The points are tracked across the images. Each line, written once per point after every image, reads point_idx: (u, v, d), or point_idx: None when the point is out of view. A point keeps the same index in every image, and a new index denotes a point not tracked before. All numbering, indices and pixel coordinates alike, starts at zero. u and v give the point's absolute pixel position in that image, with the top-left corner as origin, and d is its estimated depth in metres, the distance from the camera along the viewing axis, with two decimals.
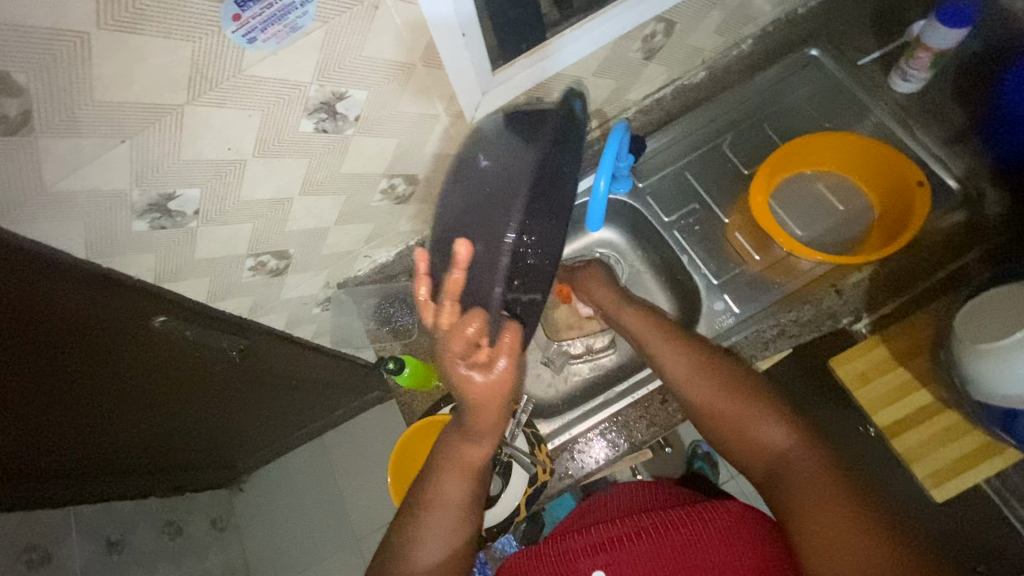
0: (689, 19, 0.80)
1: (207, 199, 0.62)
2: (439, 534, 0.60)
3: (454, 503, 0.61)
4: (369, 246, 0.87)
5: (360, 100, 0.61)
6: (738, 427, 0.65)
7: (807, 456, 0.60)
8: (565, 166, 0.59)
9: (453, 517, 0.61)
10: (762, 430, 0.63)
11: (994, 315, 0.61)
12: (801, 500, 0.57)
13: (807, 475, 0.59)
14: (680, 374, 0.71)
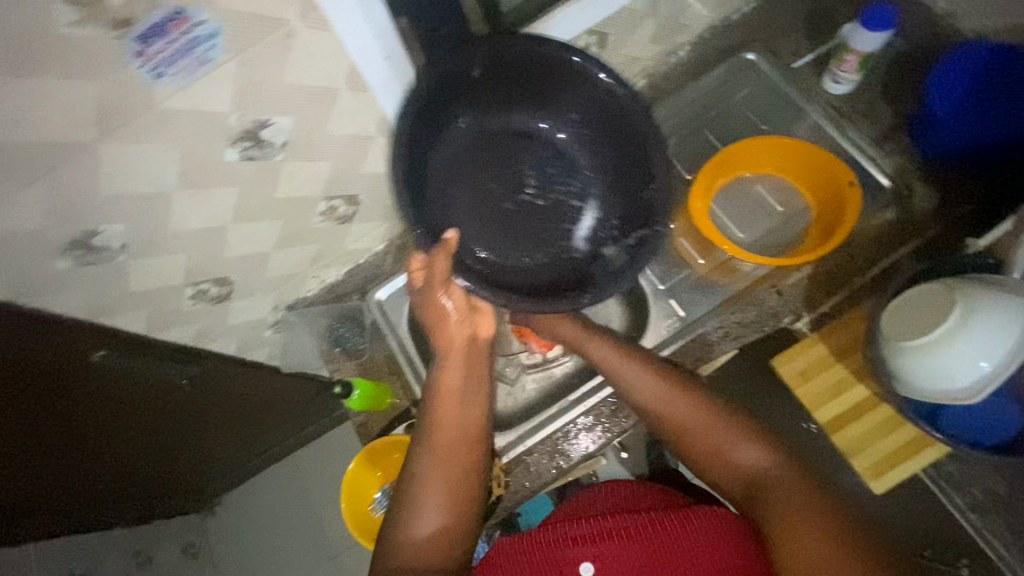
0: (621, 30, 0.81)
1: (135, 232, 0.61)
2: (431, 509, 0.60)
3: (442, 469, 0.62)
4: (316, 267, 0.87)
5: (286, 127, 0.61)
6: (718, 451, 0.67)
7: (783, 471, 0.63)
8: (530, 105, 0.74)
9: (446, 487, 0.61)
10: (740, 454, 0.66)
11: (898, 314, 0.64)
12: (786, 513, 0.59)
13: (787, 491, 0.61)
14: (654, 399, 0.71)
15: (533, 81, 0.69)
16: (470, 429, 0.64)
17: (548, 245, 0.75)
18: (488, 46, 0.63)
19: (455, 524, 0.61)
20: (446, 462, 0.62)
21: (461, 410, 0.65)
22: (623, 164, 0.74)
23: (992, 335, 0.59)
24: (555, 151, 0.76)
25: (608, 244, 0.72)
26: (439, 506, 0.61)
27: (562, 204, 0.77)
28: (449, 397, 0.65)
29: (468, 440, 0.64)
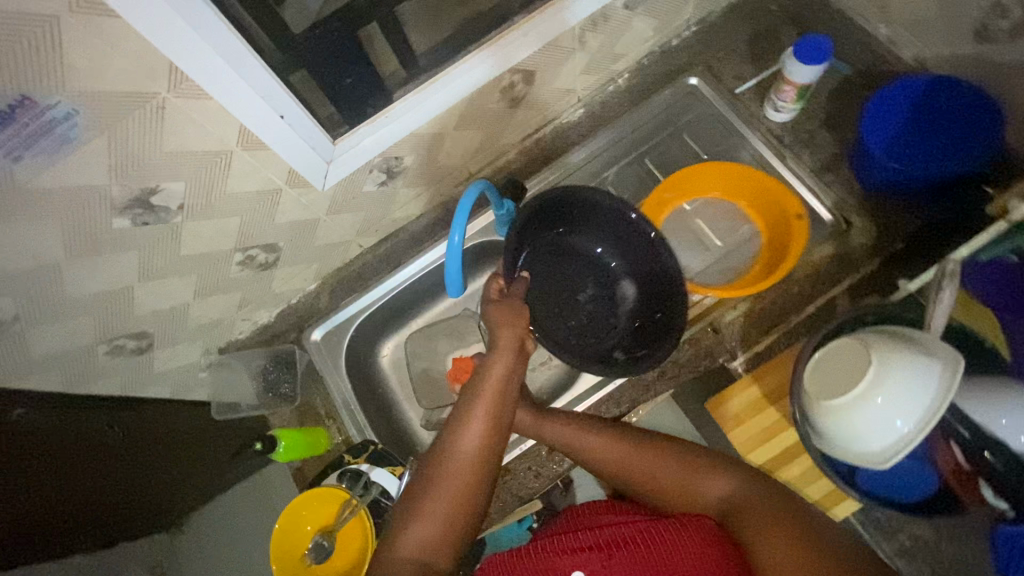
0: (549, 65, 0.78)
1: (26, 305, 0.59)
2: (452, 496, 0.60)
3: (464, 469, 0.61)
4: (245, 311, 0.86)
5: (178, 191, 0.59)
6: (685, 481, 0.68)
7: (750, 493, 0.65)
8: (628, 249, 0.84)
9: (461, 488, 0.61)
10: (711, 486, 0.67)
11: (829, 371, 0.62)
12: (765, 530, 0.60)
13: (762, 515, 0.62)
14: (610, 452, 0.72)
15: (599, 220, 0.84)
16: (500, 435, 0.64)
17: (583, 338, 0.86)
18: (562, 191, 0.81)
19: (458, 530, 0.60)
20: (468, 462, 0.61)
21: (497, 416, 0.64)
22: (650, 296, 0.83)
23: (915, 361, 0.58)
24: (608, 279, 0.87)
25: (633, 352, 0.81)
26: (448, 510, 0.60)
27: (602, 311, 0.87)
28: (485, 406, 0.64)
29: (495, 444, 0.63)
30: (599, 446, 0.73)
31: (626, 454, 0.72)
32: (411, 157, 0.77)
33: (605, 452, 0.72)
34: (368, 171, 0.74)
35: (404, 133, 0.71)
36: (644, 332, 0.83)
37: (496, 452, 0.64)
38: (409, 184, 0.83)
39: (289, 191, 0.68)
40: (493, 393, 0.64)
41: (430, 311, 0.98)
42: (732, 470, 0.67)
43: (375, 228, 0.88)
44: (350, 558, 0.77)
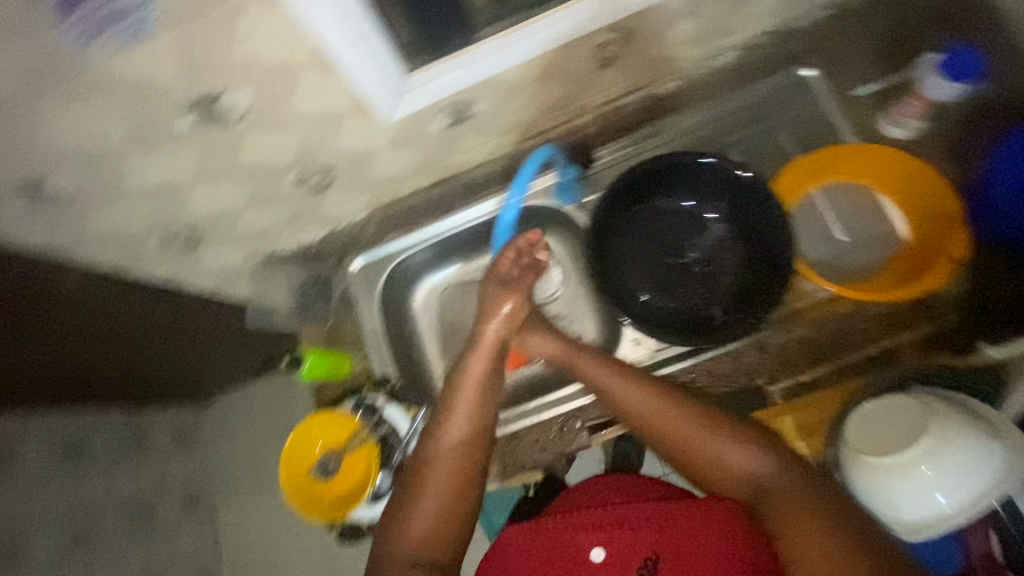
0: (652, 29, 0.70)
1: (86, 183, 0.60)
2: (431, 505, 0.68)
3: (450, 461, 0.70)
4: (292, 227, 0.85)
5: (243, 99, 0.57)
6: (711, 451, 0.64)
7: (780, 472, 0.61)
8: (746, 214, 0.79)
9: (450, 478, 0.69)
10: (745, 459, 0.63)
11: (872, 427, 0.58)
12: (791, 516, 0.57)
13: (788, 498, 0.59)
14: (645, 408, 0.67)
15: (716, 182, 0.79)
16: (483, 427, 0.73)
17: (684, 299, 0.82)
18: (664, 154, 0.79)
19: (452, 508, 0.68)
20: (455, 456, 0.70)
21: (479, 410, 0.73)
22: (758, 266, 0.78)
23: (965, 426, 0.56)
24: (716, 243, 0.82)
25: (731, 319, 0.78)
26: (442, 493, 0.68)
27: (709, 274, 0.81)
28: (460, 412, 0.72)
29: (479, 437, 0.72)
30: (636, 399, 0.68)
31: (661, 412, 0.67)
32: (484, 103, 0.72)
33: (639, 405, 0.68)
34: (437, 111, 0.70)
35: (476, 80, 0.67)
36: (747, 297, 0.78)
37: (482, 442, 0.72)
38: (476, 132, 0.78)
39: (353, 118, 0.65)
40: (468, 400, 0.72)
41: (470, 265, 0.95)
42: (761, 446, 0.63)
43: (434, 171, 0.85)
44: (351, 481, 0.81)
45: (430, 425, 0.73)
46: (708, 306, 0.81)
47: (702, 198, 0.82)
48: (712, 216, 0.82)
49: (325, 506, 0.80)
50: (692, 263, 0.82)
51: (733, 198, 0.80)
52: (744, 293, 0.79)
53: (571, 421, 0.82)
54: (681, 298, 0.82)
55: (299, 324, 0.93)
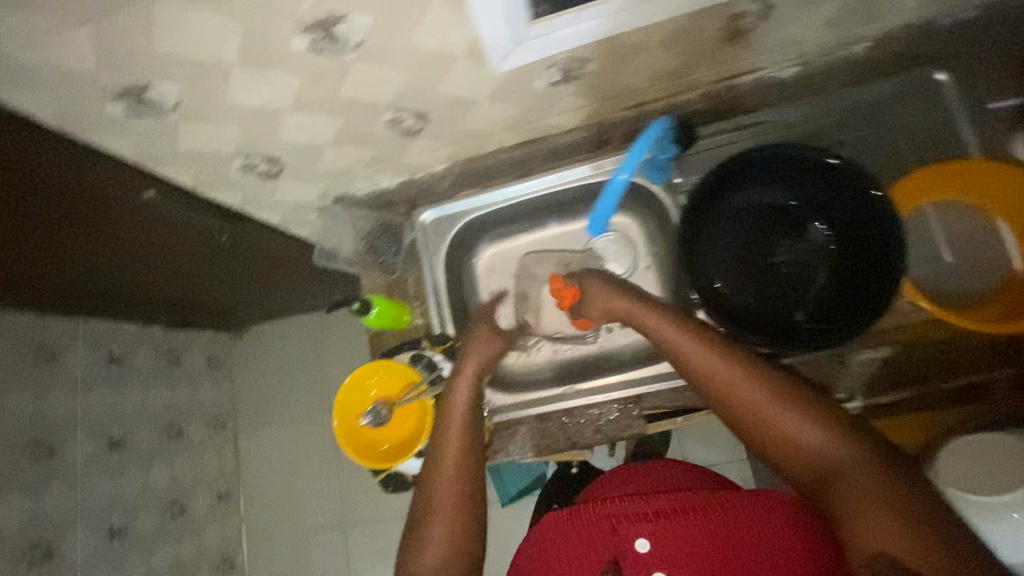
0: (793, 6, 0.64)
1: (187, 96, 0.58)
2: (441, 531, 0.66)
3: (450, 482, 0.69)
4: (370, 170, 0.83)
5: (363, 27, 0.53)
6: (779, 424, 0.61)
7: (852, 453, 0.57)
8: (852, 220, 0.73)
9: (453, 500, 0.68)
10: (812, 436, 0.59)
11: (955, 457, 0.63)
12: (855, 497, 0.54)
13: (859, 479, 0.55)
14: (715, 370, 0.65)
15: (825, 185, 0.74)
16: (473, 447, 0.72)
17: (765, 299, 0.79)
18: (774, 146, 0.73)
19: (465, 530, 0.67)
20: (453, 477, 0.69)
21: (466, 428, 0.73)
22: (857, 283, 0.73)
23: None
24: (814, 247, 0.77)
25: (812, 327, 0.74)
26: (450, 517, 0.67)
27: (797, 276, 0.78)
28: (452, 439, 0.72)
29: (471, 455, 0.71)
30: (705, 360, 0.66)
31: (732, 376, 0.64)
32: (596, 64, 0.68)
33: (707, 366, 0.66)
34: (548, 66, 0.65)
35: (600, 36, 0.62)
36: (836, 308, 0.74)
37: (475, 462, 0.71)
38: (579, 94, 0.74)
39: (464, 63, 0.62)
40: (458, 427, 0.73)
41: (543, 231, 0.94)
42: (833, 426, 0.59)
43: (524, 130, 0.81)
44: (404, 431, 0.81)
45: (426, 464, 0.73)
46: (789, 309, 0.77)
47: (809, 198, 0.76)
48: (816, 224, 0.77)
49: (379, 453, 0.80)
50: (781, 264, 0.79)
51: (841, 202, 0.74)
52: (833, 303, 0.75)
53: (629, 407, 0.81)
54: (761, 297, 0.79)
55: (362, 268, 0.92)
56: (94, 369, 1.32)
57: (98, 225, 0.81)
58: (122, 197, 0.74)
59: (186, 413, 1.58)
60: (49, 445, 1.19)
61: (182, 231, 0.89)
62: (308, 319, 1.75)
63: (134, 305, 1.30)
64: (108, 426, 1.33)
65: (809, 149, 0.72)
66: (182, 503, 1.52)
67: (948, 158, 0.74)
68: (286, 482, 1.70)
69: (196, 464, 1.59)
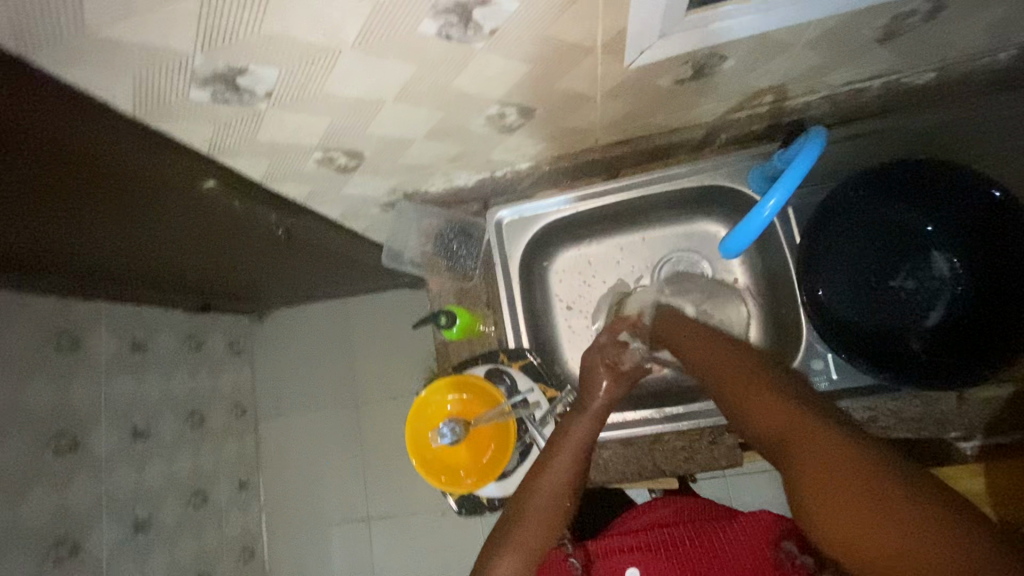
0: (965, 6, 0.57)
1: (285, 82, 0.49)
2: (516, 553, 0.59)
3: (537, 524, 0.61)
4: (451, 166, 0.75)
5: (505, 12, 0.45)
6: (737, 400, 0.55)
7: (806, 423, 0.48)
8: (992, 251, 0.67)
9: (532, 547, 0.59)
10: (771, 409, 0.51)
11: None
12: (807, 465, 0.45)
13: (804, 449, 0.47)
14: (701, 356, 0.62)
15: (977, 218, 0.67)
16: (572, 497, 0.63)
17: (876, 323, 0.73)
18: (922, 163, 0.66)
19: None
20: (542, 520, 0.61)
21: (572, 477, 0.63)
22: (990, 326, 0.67)
23: None
24: (938, 276, 0.72)
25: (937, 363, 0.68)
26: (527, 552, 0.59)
27: (915, 302, 0.73)
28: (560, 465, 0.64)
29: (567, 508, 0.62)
30: (698, 348, 0.63)
31: (714, 358, 0.60)
32: (733, 62, 0.60)
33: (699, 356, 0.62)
34: (683, 62, 0.58)
35: (764, 28, 0.54)
36: (960, 346, 0.69)
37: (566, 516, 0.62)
38: (700, 94, 0.66)
39: (596, 55, 0.54)
40: (572, 456, 0.64)
41: (625, 239, 0.88)
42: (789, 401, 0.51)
43: (626, 129, 0.73)
44: (477, 454, 0.75)
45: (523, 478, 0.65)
46: (903, 336, 0.72)
47: (943, 220, 0.70)
48: (949, 257, 0.71)
49: (459, 479, 0.73)
50: (897, 288, 0.74)
51: (980, 231, 0.67)
52: (958, 338, 0.69)
53: (722, 436, 0.74)
54: (873, 321, 0.73)
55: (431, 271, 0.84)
56: (117, 355, 1.24)
57: (147, 214, 0.73)
58: (182, 188, 0.66)
59: (208, 401, 1.51)
60: (73, 437, 1.11)
61: (237, 222, 0.81)
62: (334, 307, 1.67)
63: (161, 289, 1.22)
64: (131, 415, 1.26)
65: (973, 175, 0.64)
66: (204, 493, 1.45)
67: None
68: (308, 473, 1.64)
69: (218, 452, 1.52)
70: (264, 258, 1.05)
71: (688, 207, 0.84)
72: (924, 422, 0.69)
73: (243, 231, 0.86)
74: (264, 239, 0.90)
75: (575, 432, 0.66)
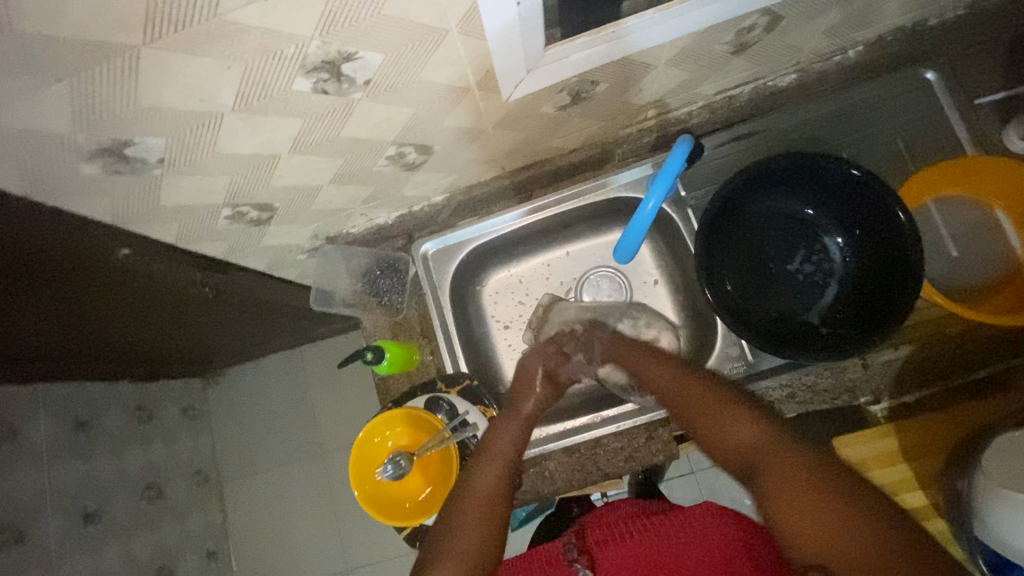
0: (799, 17, 0.64)
1: (175, 148, 0.51)
2: (453, 556, 0.57)
3: (472, 524, 0.59)
4: (367, 207, 0.79)
5: (373, 64, 0.48)
6: (714, 416, 0.60)
7: (768, 432, 0.56)
8: (867, 230, 0.73)
9: (469, 547, 0.58)
10: (737, 423, 0.58)
11: (997, 459, 0.60)
12: (779, 470, 0.51)
13: (772, 456, 0.53)
14: (670, 381, 0.68)
15: (850, 198, 0.72)
16: (504, 497, 0.63)
17: (781, 305, 0.79)
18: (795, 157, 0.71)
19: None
20: (477, 521, 0.59)
21: (501, 479, 0.65)
22: (875, 299, 0.73)
23: None
24: (831, 258, 0.78)
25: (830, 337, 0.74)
26: (468, 553, 0.57)
27: (811, 284, 0.79)
28: (491, 463, 0.66)
29: (501, 507, 0.62)
30: (667, 374, 0.69)
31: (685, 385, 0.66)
32: (606, 86, 0.65)
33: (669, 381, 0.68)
34: (559, 90, 0.63)
35: (625, 51, 0.59)
36: (853, 319, 0.75)
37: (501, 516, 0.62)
38: (585, 115, 0.71)
39: (475, 92, 0.58)
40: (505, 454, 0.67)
41: (548, 255, 0.92)
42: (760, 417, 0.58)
43: (525, 154, 0.78)
44: (422, 484, 0.75)
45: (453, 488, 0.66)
46: (804, 315, 0.78)
47: (823, 206, 0.77)
48: (837, 240, 0.77)
49: (404, 511, 0.74)
50: (794, 273, 0.80)
51: (851, 211, 0.74)
52: (853, 312, 0.75)
53: (657, 431, 0.77)
54: (778, 304, 0.79)
55: (362, 309, 0.86)
56: (61, 438, 1.19)
57: (63, 291, 0.73)
58: (93, 262, 0.66)
59: (165, 473, 1.45)
60: (18, 529, 1.05)
61: (161, 287, 0.81)
62: (288, 357, 1.65)
63: (99, 364, 1.19)
64: (81, 499, 1.20)
65: (833, 159, 0.70)
66: (169, 569, 1.38)
67: (946, 157, 0.75)
68: (280, 532, 1.59)
69: (180, 525, 1.46)
70: (201, 318, 1.05)
71: (602, 219, 0.89)
72: (835, 392, 0.74)
73: (169, 295, 0.86)
74: (194, 298, 0.91)
75: (501, 433, 0.70)
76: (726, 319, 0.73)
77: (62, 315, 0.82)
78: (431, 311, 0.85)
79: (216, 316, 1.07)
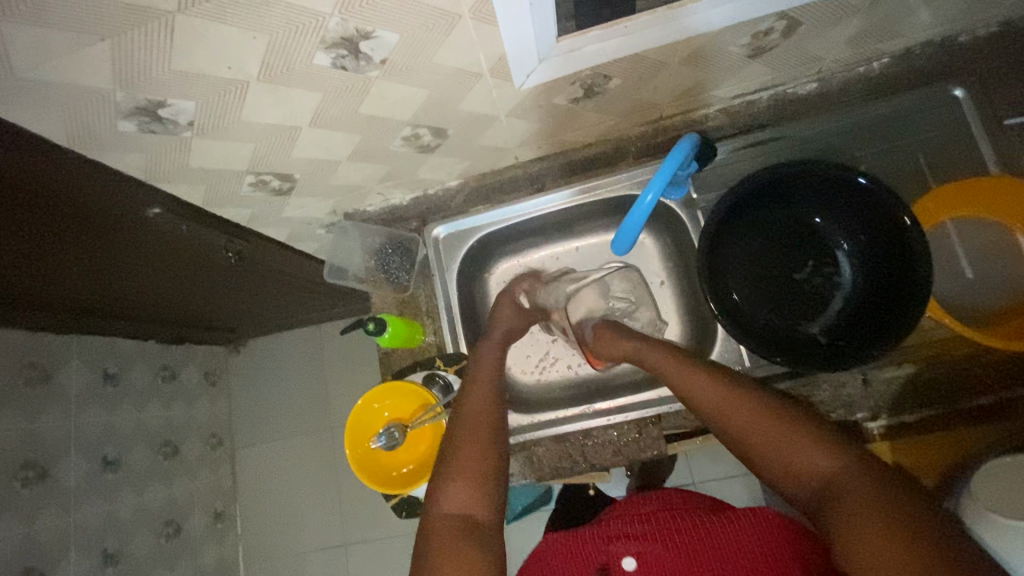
0: (818, 25, 0.64)
1: (204, 112, 0.55)
2: (459, 475, 0.62)
3: (473, 440, 0.65)
4: (383, 185, 0.82)
5: (390, 43, 0.51)
6: (784, 446, 0.58)
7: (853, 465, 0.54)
8: (876, 240, 0.72)
9: (472, 463, 0.63)
10: (806, 454, 0.56)
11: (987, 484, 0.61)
12: (862, 511, 0.49)
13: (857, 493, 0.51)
14: (710, 397, 0.64)
15: (860, 208, 0.72)
16: (495, 417, 0.68)
17: (783, 314, 0.79)
18: (800, 165, 0.71)
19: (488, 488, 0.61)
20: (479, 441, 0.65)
21: (494, 395, 0.71)
22: (881, 311, 0.72)
23: None
24: (840, 269, 0.78)
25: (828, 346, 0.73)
26: (473, 471, 0.62)
27: (817, 294, 0.79)
28: (479, 388, 0.71)
29: (493, 422, 0.67)
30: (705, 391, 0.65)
31: (729, 401, 0.63)
32: (618, 81, 0.67)
33: (710, 400, 0.64)
34: (571, 82, 0.64)
35: (675, 37, 0.59)
36: (856, 332, 0.74)
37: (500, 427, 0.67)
38: (597, 110, 0.73)
39: (488, 78, 0.61)
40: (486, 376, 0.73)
41: (557, 246, 0.94)
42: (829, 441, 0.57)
43: (539, 145, 0.81)
44: (413, 456, 0.78)
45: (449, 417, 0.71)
46: (807, 326, 0.78)
47: (833, 216, 0.76)
48: (846, 251, 0.77)
49: (393, 479, 0.77)
50: (800, 282, 0.79)
51: (861, 222, 0.73)
52: (858, 325, 0.74)
53: (647, 428, 0.78)
54: (781, 312, 0.79)
55: (372, 285, 0.90)
56: (89, 387, 1.26)
57: (98, 246, 0.78)
58: (127, 218, 0.71)
59: (182, 431, 1.53)
60: (42, 467, 1.12)
61: (188, 249, 0.86)
62: (307, 333, 1.71)
63: (129, 322, 1.26)
64: (101, 446, 1.27)
65: (842, 167, 0.69)
66: (177, 524, 1.45)
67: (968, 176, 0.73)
68: (284, 502, 1.64)
69: (192, 483, 1.53)
70: (225, 284, 1.10)
71: (612, 216, 0.90)
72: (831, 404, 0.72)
73: (194, 259, 0.91)
74: (217, 263, 0.95)
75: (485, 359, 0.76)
76: (725, 320, 0.72)
77: (98, 268, 0.88)
78: (437, 291, 0.88)
79: (238, 284, 1.12)
